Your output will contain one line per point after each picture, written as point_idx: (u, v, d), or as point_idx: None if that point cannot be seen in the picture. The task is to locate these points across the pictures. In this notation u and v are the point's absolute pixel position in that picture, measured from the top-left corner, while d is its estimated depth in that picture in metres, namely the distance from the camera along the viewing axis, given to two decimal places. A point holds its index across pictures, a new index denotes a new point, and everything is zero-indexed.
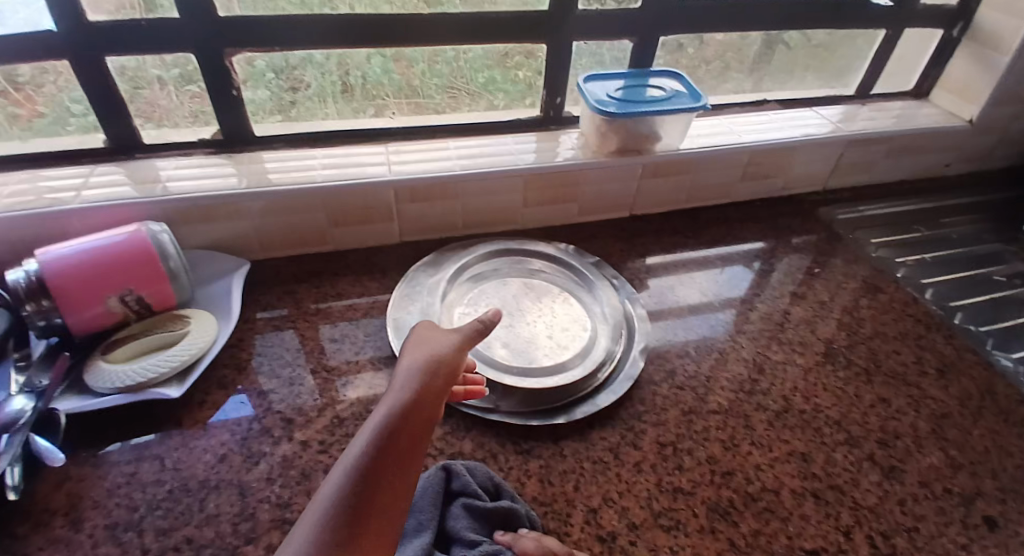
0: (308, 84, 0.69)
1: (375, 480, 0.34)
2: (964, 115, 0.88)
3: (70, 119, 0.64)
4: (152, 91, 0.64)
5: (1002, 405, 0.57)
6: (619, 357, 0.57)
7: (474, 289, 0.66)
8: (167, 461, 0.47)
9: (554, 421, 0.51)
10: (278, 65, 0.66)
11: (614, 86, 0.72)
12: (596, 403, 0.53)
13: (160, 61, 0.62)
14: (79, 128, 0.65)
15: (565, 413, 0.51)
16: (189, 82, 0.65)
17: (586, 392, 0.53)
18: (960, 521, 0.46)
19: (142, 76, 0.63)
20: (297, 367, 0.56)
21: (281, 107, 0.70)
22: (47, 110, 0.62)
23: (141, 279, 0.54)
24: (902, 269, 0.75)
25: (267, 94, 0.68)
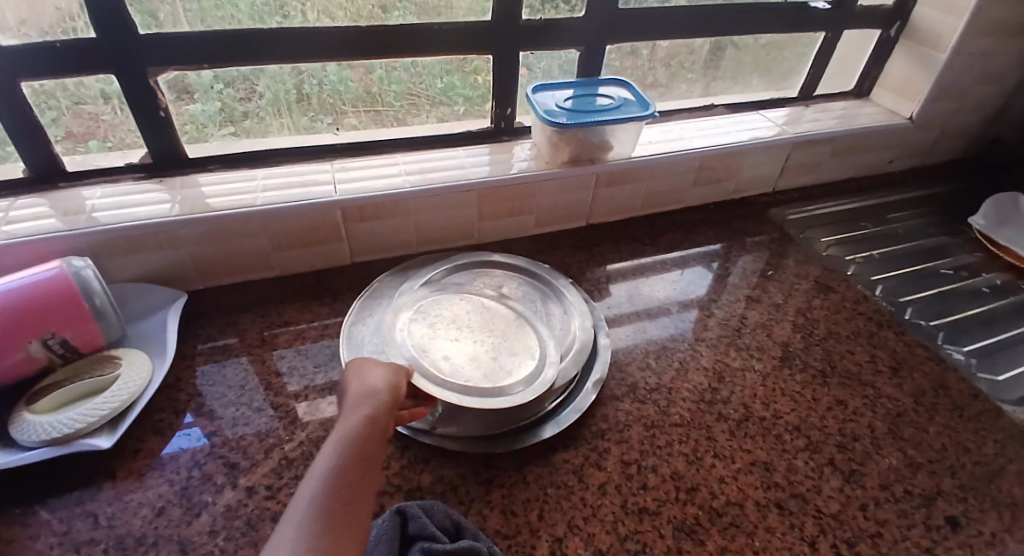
0: (260, 94, 0.65)
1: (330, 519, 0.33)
2: (904, 113, 0.92)
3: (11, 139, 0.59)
4: (96, 106, 0.60)
5: (955, 400, 0.58)
6: (573, 386, 0.55)
7: (427, 296, 0.62)
8: (101, 519, 0.44)
9: (487, 451, 0.49)
10: (226, 75, 0.62)
11: (563, 96, 0.71)
12: (538, 434, 0.51)
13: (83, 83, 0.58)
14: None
15: (502, 444, 0.49)
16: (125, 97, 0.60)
17: (529, 422, 0.51)
18: (921, 523, 0.46)
19: (82, 91, 0.58)
20: (242, 405, 0.53)
21: (232, 118, 0.66)
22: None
23: (64, 321, 0.50)
24: (854, 266, 0.76)
25: (220, 103, 0.64)
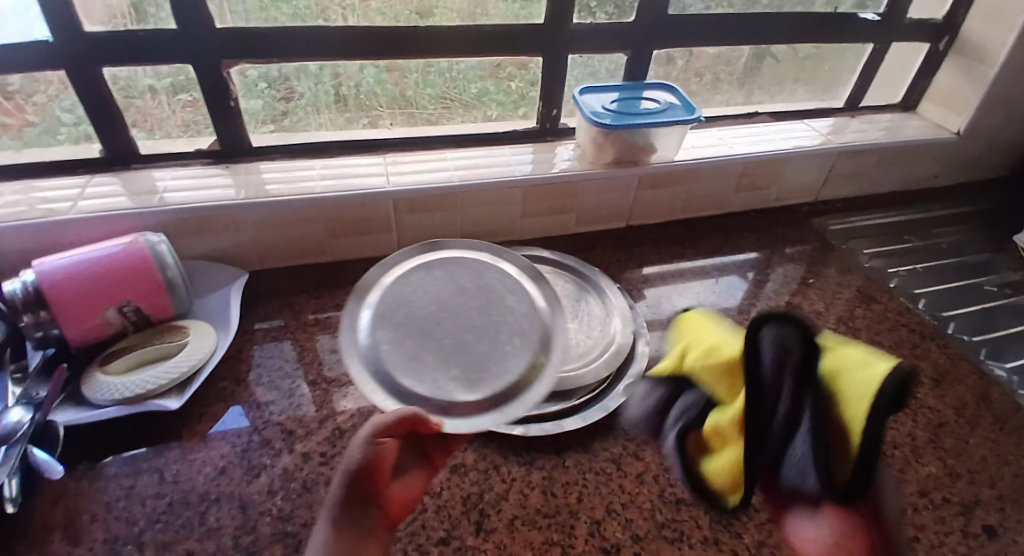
0: (301, 93, 0.70)
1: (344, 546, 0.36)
2: (952, 128, 0.91)
3: (60, 128, 0.64)
4: (144, 100, 0.65)
5: (998, 413, 0.58)
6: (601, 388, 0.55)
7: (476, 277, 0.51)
8: (167, 475, 0.47)
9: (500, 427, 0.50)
10: (269, 74, 0.67)
11: (610, 98, 0.73)
12: (559, 425, 0.51)
13: (152, 72, 0.62)
14: (69, 138, 0.65)
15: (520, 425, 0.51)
16: (180, 91, 0.65)
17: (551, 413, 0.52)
18: (960, 530, 0.46)
19: (133, 85, 0.63)
20: (296, 378, 0.56)
21: (274, 117, 0.71)
22: (38, 119, 0.63)
23: (139, 289, 0.54)
24: (896, 278, 0.76)
25: (264, 100, 0.68)
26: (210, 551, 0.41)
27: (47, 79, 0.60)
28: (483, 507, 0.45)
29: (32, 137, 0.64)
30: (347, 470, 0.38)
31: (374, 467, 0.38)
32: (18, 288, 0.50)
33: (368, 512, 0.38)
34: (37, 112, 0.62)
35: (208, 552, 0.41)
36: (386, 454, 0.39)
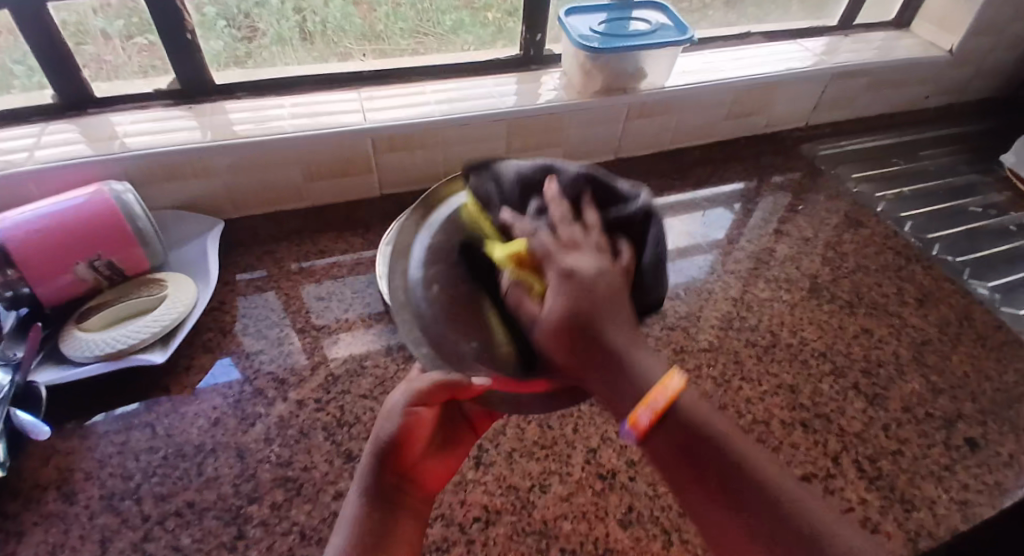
0: (263, 31, 0.65)
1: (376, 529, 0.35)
2: (944, 45, 0.87)
3: (12, 80, 0.59)
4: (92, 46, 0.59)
5: (979, 330, 0.59)
6: None
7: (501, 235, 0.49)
8: (159, 428, 0.46)
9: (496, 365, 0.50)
10: (227, 10, 0.62)
11: (596, 20, 0.68)
12: None
13: (104, 9, 0.58)
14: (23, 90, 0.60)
15: None
16: (137, 34, 0.60)
17: None
18: (942, 444, 0.48)
19: (84, 31, 0.58)
20: (284, 327, 0.55)
21: (236, 59, 0.66)
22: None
23: (109, 243, 0.51)
24: (883, 203, 0.76)
25: (223, 41, 0.63)
26: (210, 499, 0.42)
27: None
28: (481, 443, 0.46)
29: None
30: (379, 440, 0.37)
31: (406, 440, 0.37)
32: None
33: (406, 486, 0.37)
34: None
35: (208, 501, 0.42)
36: (418, 424, 0.38)
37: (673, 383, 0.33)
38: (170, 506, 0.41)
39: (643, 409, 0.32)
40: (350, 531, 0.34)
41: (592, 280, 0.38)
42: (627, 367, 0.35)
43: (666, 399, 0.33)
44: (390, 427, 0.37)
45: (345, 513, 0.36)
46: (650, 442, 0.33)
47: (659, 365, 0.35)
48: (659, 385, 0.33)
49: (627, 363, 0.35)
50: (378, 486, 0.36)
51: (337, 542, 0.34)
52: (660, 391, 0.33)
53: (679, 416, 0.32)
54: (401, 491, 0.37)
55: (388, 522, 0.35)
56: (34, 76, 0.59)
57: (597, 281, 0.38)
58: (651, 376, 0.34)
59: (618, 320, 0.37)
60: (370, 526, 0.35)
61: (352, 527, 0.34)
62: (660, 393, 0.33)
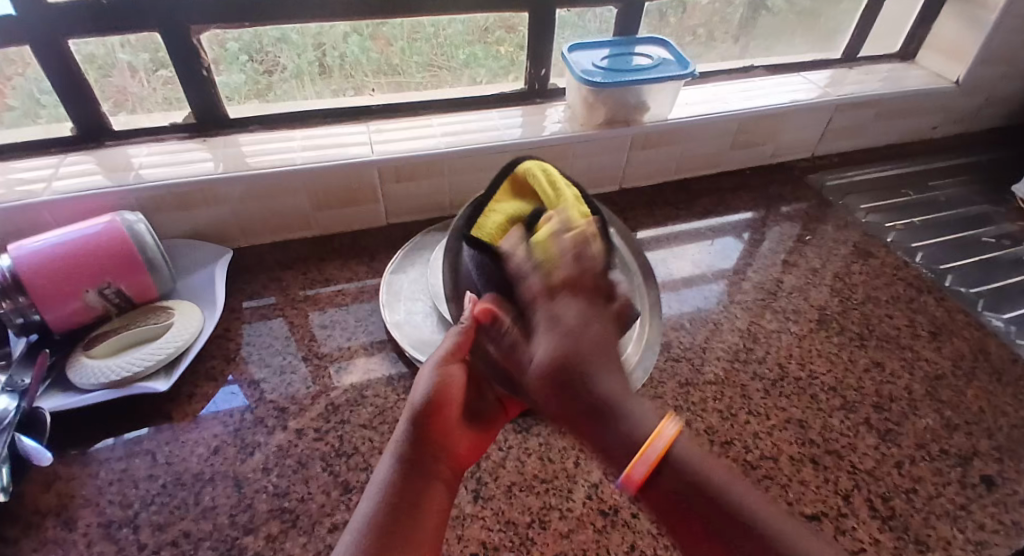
0: (284, 66, 0.67)
1: (400, 496, 0.37)
2: (950, 77, 0.88)
3: (40, 111, 0.62)
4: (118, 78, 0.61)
5: (995, 364, 0.57)
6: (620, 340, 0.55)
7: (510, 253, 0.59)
8: (159, 456, 0.46)
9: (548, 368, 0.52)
10: (249, 45, 0.64)
11: (600, 55, 0.70)
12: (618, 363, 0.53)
13: (130, 45, 0.59)
14: (51, 120, 0.63)
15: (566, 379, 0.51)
16: (161, 67, 0.62)
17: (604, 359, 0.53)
18: (958, 482, 0.46)
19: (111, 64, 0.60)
20: (287, 355, 0.55)
21: (258, 91, 0.68)
22: (18, 102, 0.60)
23: (118, 271, 0.52)
24: (893, 233, 0.75)
25: (246, 74, 0.66)
26: (206, 530, 0.41)
27: (24, 60, 0.57)
28: (480, 476, 0.45)
29: (15, 121, 0.62)
30: (412, 409, 0.40)
31: (436, 404, 0.40)
32: None
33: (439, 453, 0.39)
34: (16, 95, 0.59)
35: (204, 531, 0.41)
36: (450, 388, 0.41)
37: (667, 428, 0.33)
38: (166, 537, 0.41)
39: (638, 463, 0.32)
40: (377, 497, 0.37)
41: (580, 332, 0.37)
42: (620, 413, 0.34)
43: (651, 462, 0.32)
44: (419, 394, 0.41)
45: (376, 478, 0.38)
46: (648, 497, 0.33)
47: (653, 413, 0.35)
48: (652, 434, 0.33)
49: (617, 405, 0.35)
50: (410, 454, 0.38)
51: (365, 504, 0.37)
52: (649, 446, 0.32)
53: (672, 466, 0.32)
54: (438, 459, 0.39)
55: (417, 486, 0.37)
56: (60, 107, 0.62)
57: (587, 332, 0.38)
58: (640, 428, 0.33)
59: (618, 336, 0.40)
60: (401, 489, 0.37)
61: (381, 489, 0.37)
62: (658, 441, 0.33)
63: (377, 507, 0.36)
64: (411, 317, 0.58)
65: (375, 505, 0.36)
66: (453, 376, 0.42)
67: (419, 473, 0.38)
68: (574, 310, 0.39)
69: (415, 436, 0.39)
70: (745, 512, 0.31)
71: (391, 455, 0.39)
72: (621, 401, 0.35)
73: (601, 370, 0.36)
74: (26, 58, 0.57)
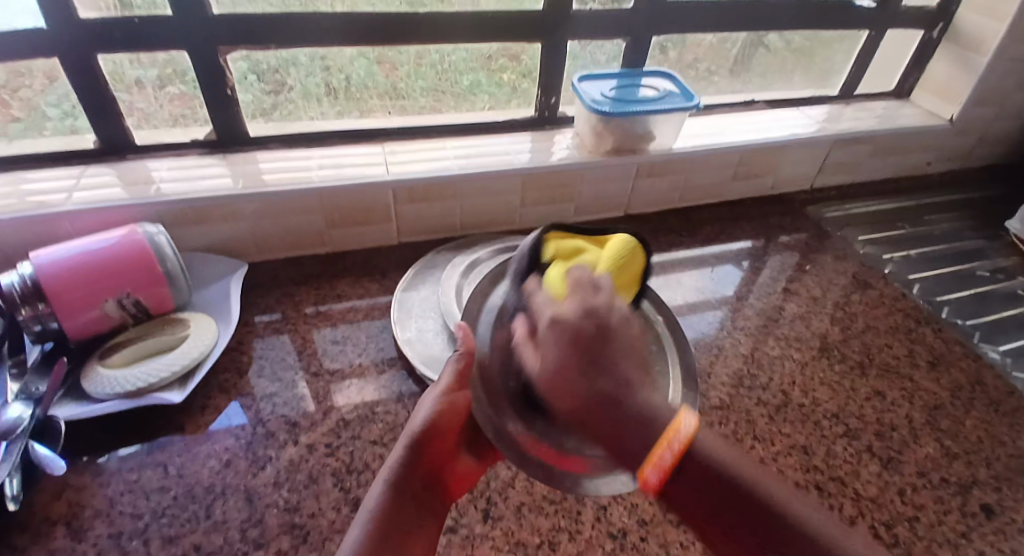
0: (291, 86, 0.68)
1: (392, 522, 0.37)
2: (944, 115, 0.91)
3: (45, 123, 0.63)
4: (132, 94, 0.63)
5: (992, 395, 0.59)
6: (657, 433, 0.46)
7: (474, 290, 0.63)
8: (171, 468, 0.46)
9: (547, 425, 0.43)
10: (260, 66, 0.65)
11: (608, 86, 0.73)
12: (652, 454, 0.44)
13: (139, 61, 0.61)
14: (55, 133, 0.64)
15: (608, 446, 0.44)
16: (168, 85, 0.63)
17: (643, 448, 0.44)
18: (958, 510, 0.47)
19: (118, 80, 0.61)
20: (298, 370, 0.56)
21: (263, 110, 0.69)
22: (24, 114, 0.61)
23: (137, 281, 0.53)
24: (890, 265, 0.77)
25: (255, 94, 0.67)
26: (217, 543, 0.41)
27: (32, 72, 0.58)
28: (490, 495, 0.45)
29: (15, 134, 0.63)
30: (409, 436, 0.42)
31: (433, 434, 0.41)
32: (16, 281, 0.49)
33: (430, 481, 0.41)
34: (25, 108, 0.61)
35: (214, 544, 0.41)
36: (452, 415, 0.42)
37: (684, 426, 0.34)
38: (176, 549, 0.41)
39: (664, 451, 0.34)
40: (367, 524, 0.37)
41: (581, 324, 0.36)
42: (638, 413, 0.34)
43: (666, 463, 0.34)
44: (418, 421, 0.42)
45: (366, 504, 0.39)
46: (666, 493, 0.35)
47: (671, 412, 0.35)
48: (665, 440, 0.34)
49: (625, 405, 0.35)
50: (403, 479, 0.40)
51: (355, 528, 0.37)
52: (666, 447, 0.34)
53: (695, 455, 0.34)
54: (426, 491, 0.40)
55: (406, 513, 0.38)
56: (66, 120, 0.63)
57: (594, 326, 0.37)
58: (661, 422, 0.34)
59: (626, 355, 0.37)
60: (391, 513, 0.38)
61: (369, 516, 0.38)
62: (666, 448, 0.34)
63: (364, 535, 0.36)
64: (422, 335, 0.58)
65: (364, 532, 0.36)
66: (456, 406, 0.43)
67: (409, 502, 0.39)
68: (574, 306, 0.38)
69: (407, 465, 0.40)
70: (758, 489, 0.34)
71: (380, 484, 0.40)
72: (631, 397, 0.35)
73: (617, 359, 0.36)
74: (35, 73, 0.58)
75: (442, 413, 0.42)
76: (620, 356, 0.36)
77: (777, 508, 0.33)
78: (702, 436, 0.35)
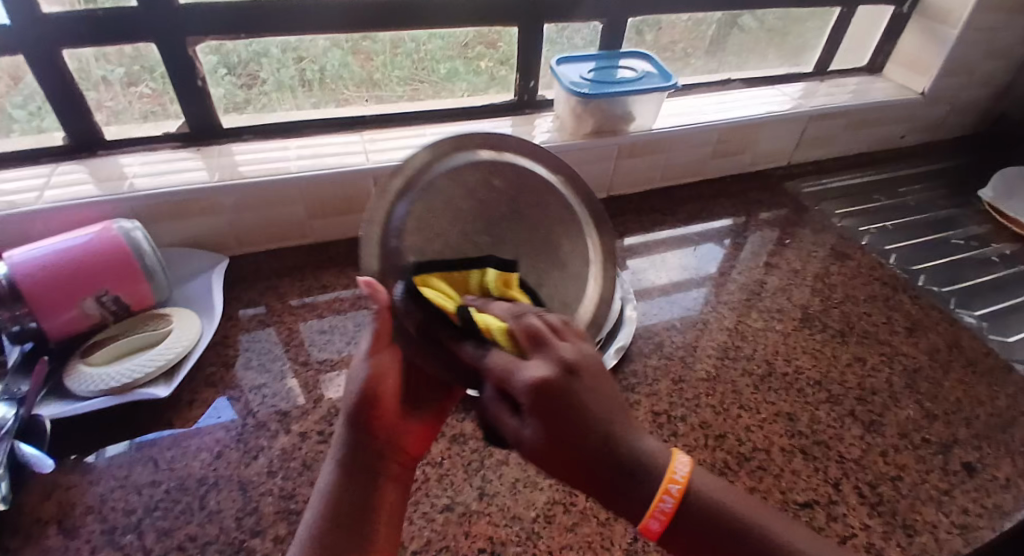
0: (263, 80, 0.67)
1: (347, 506, 0.36)
2: (916, 88, 0.93)
3: (11, 125, 0.61)
4: (99, 92, 0.61)
5: (969, 358, 0.61)
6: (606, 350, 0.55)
7: None
8: (161, 462, 0.46)
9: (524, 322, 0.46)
10: (230, 59, 0.64)
11: (587, 68, 0.73)
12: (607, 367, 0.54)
13: (104, 56, 0.59)
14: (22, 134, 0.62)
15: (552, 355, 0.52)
16: (136, 82, 0.62)
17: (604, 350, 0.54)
18: (939, 468, 0.49)
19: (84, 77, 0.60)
20: (285, 361, 0.56)
21: (235, 104, 0.68)
22: None
23: (116, 278, 0.52)
24: (867, 236, 0.78)
25: (225, 88, 0.66)
26: (213, 533, 0.41)
27: None
28: (485, 474, 0.46)
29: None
30: (346, 411, 0.39)
31: (372, 398, 0.39)
32: None
33: (385, 452, 0.39)
34: None
35: (211, 535, 0.41)
36: (382, 380, 0.40)
37: (678, 470, 0.30)
38: (172, 541, 0.41)
39: (663, 500, 0.29)
40: (319, 506, 0.36)
41: (562, 384, 0.29)
42: (638, 468, 0.29)
43: (667, 512, 0.30)
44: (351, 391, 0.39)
45: (317, 491, 0.38)
46: (664, 540, 0.31)
47: (658, 444, 0.31)
48: (662, 489, 0.29)
49: (631, 464, 0.29)
50: (350, 458, 0.38)
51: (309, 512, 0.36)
52: (666, 495, 0.29)
53: (692, 500, 0.30)
54: (384, 461, 0.39)
55: (360, 499, 0.37)
56: (32, 121, 0.62)
57: (570, 383, 0.29)
58: (656, 462, 0.30)
59: (600, 393, 0.30)
60: (344, 493, 0.37)
61: (321, 503, 0.37)
62: (666, 496, 0.29)
63: (316, 526, 0.36)
64: None
65: (314, 523, 0.36)
66: (387, 361, 0.40)
67: (364, 481, 0.38)
68: (542, 363, 0.30)
69: (352, 441, 0.39)
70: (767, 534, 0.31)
71: (330, 463, 0.39)
72: (626, 441, 0.30)
73: (603, 411, 0.30)
74: None
75: (374, 379, 0.40)
76: (601, 411, 0.30)
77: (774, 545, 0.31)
78: (698, 475, 0.32)
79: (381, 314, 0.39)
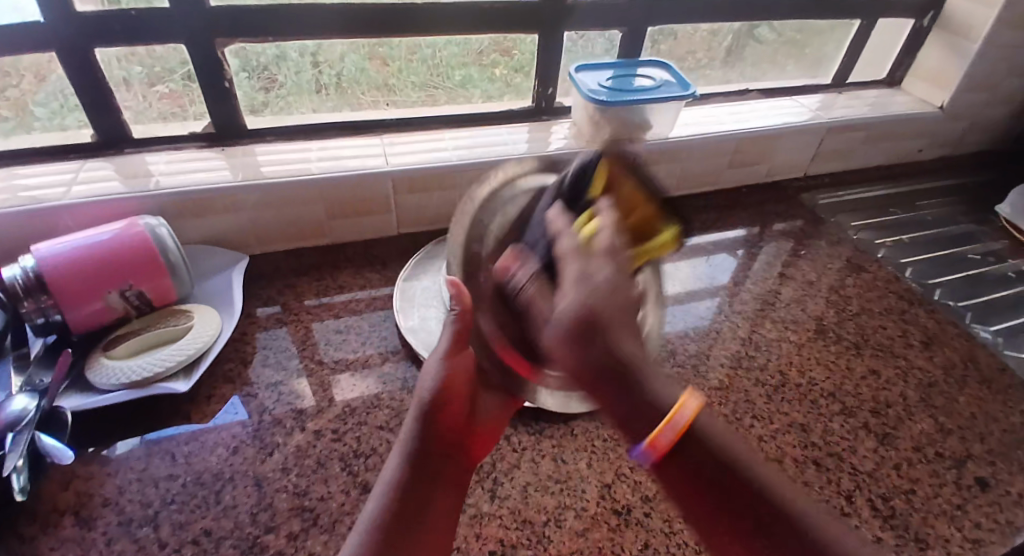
0: (281, 83, 0.68)
1: (410, 496, 0.39)
2: (936, 102, 0.92)
3: (33, 122, 0.62)
4: (122, 93, 0.63)
5: (984, 373, 0.60)
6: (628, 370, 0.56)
7: None
8: (178, 456, 0.47)
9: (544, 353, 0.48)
10: (249, 62, 0.65)
11: (605, 76, 0.73)
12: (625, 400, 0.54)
13: (125, 58, 0.60)
14: (45, 130, 0.63)
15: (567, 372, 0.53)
16: (157, 82, 0.63)
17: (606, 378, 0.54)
18: (953, 483, 0.48)
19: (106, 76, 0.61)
20: (301, 360, 0.56)
21: (254, 106, 0.69)
22: (11, 113, 0.61)
23: (140, 273, 0.53)
24: (883, 249, 0.78)
25: (245, 90, 0.67)
26: (228, 528, 0.42)
27: (18, 71, 0.58)
28: (496, 476, 0.46)
29: (3, 131, 0.62)
30: (420, 402, 0.42)
31: (442, 395, 0.42)
32: (18, 274, 0.49)
33: (450, 451, 0.42)
34: (11, 107, 0.60)
35: (226, 529, 0.42)
36: (455, 381, 0.43)
37: (683, 411, 0.30)
38: (187, 534, 0.41)
39: (665, 430, 0.30)
40: (387, 494, 0.39)
41: (606, 313, 0.31)
42: (651, 400, 0.31)
43: (669, 441, 0.30)
44: (427, 386, 0.43)
45: (383, 479, 0.40)
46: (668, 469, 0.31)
47: (674, 388, 0.32)
48: (667, 418, 0.30)
49: (654, 397, 0.31)
50: (419, 448, 0.41)
51: (372, 505, 0.38)
52: (669, 426, 0.30)
53: (694, 441, 0.31)
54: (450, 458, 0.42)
55: (425, 490, 0.39)
56: (54, 118, 0.63)
57: (614, 315, 0.31)
58: (664, 399, 0.31)
59: (628, 334, 0.32)
60: (410, 483, 0.39)
61: (390, 486, 0.39)
62: (669, 427, 0.30)
63: (383, 506, 0.38)
64: (424, 323, 0.60)
65: (382, 504, 0.38)
66: (459, 364, 0.44)
67: (428, 476, 0.40)
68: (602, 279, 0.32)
69: (423, 434, 0.42)
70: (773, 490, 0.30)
71: (399, 454, 0.41)
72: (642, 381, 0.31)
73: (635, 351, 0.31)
74: (18, 70, 0.58)
75: (446, 380, 0.43)
76: (624, 348, 0.31)
77: (788, 507, 0.29)
78: (704, 422, 0.31)
79: (461, 317, 0.42)
